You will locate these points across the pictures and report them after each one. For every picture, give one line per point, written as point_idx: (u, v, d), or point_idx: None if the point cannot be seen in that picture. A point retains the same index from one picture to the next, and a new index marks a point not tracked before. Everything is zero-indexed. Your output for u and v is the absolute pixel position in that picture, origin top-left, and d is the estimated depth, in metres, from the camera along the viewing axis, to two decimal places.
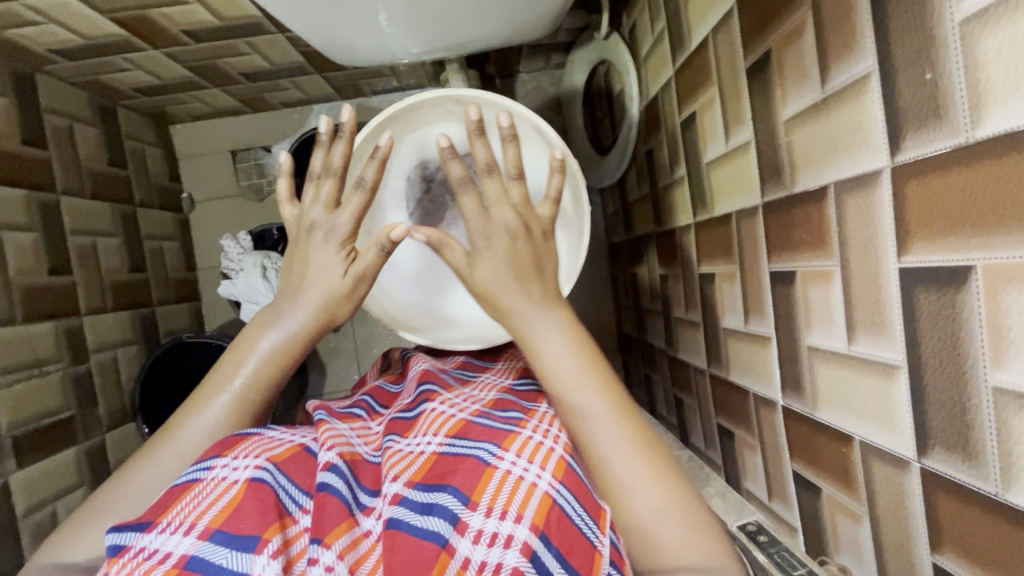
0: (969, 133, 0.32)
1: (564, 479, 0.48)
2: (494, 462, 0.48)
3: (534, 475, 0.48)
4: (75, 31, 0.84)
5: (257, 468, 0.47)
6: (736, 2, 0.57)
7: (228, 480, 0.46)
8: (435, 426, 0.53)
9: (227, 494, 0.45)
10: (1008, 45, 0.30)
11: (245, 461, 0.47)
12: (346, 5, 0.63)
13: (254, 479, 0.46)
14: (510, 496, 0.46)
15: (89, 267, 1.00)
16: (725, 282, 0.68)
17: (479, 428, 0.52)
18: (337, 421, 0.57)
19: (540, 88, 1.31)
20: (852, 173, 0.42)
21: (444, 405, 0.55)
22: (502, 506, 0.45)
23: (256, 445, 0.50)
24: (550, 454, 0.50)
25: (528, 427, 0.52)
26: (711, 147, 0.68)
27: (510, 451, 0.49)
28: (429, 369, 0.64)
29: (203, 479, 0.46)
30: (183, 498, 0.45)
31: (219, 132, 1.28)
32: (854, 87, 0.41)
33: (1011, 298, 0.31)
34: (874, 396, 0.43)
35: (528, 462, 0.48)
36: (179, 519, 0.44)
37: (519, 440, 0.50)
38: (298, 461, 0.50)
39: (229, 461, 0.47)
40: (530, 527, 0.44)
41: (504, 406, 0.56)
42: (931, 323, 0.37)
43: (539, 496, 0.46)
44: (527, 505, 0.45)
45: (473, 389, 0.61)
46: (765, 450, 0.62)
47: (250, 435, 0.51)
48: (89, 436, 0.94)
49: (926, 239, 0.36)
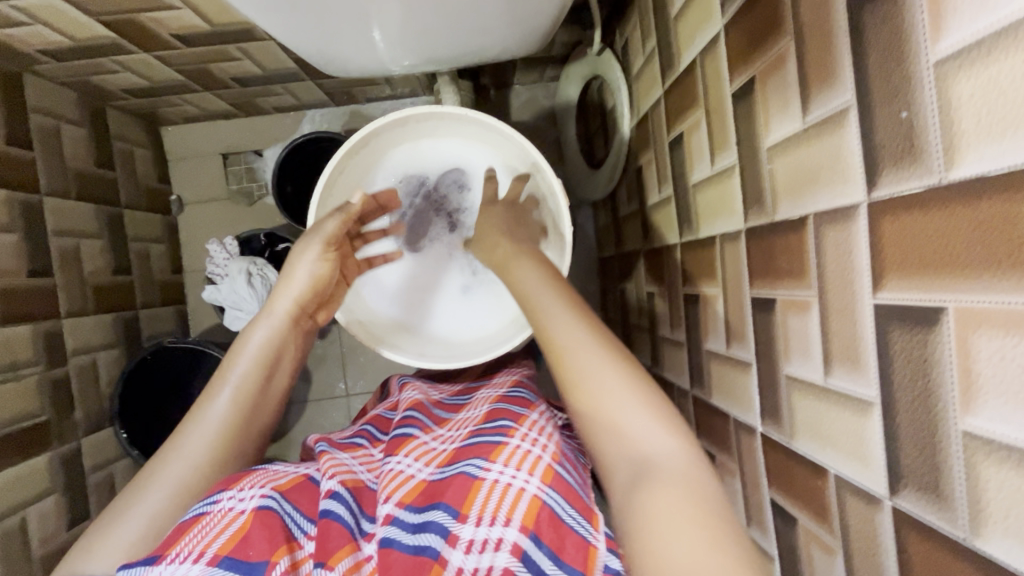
0: (943, 175, 0.32)
1: (553, 483, 0.48)
2: (482, 474, 0.48)
3: (522, 480, 0.47)
4: (65, 33, 0.83)
5: (262, 497, 0.47)
6: (723, 28, 0.57)
7: (234, 509, 0.46)
8: (425, 458, 0.54)
9: (235, 522, 0.45)
10: (981, 90, 0.29)
11: (250, 491, 0.47)
12: (335, 20, 0.63)
13: (261, 507, 0.46)
14: (499, 502, 0.46)
15: (70, 269, 0.98)
16: (709, 304, 0.68)
17: (468, 449, 0.52)
18: (339, 451, 0.57)
19: (534, 100, 1.30)
20: (832, 206, 0.42)
21: (434, 441, 0.57)
22: (491, 513, 0.46)
23: (260, 477, 0.50)
24: (538, 462, 0.49)
25: (516, 435, 0.51)
26: (697, 170, 0.68)
27: (497, 461, 0.49)
28: (420, 399, 0.65)
29: (209, 511, 0.46)
30: (189, 531, 0.44)
31: (210, 134, 1.28)
32: (833, 121, 0.41)
33: (981, 344, 0.31)
34: (849, 431, 0.43)
35: (516, 469, 0.48)
36: (187, 548, 0.43)
37: (507, 451, 0.50)
38: (301, 489, 0.51)
39: (235, 492, 0.47)
40: (519, 528, 0.44)
41: (495, 417, 0.55)
42: (905, 362, 0.36)
43: (528, 498, 0.46)
44: (516, 508, 0.46)
45: (467, 412, 0.62)
46: (743, 474, 0.62)
47: (254, 470, 0.51)
48: (64, 441, 0.93)
49: (898, 279, 0.36)
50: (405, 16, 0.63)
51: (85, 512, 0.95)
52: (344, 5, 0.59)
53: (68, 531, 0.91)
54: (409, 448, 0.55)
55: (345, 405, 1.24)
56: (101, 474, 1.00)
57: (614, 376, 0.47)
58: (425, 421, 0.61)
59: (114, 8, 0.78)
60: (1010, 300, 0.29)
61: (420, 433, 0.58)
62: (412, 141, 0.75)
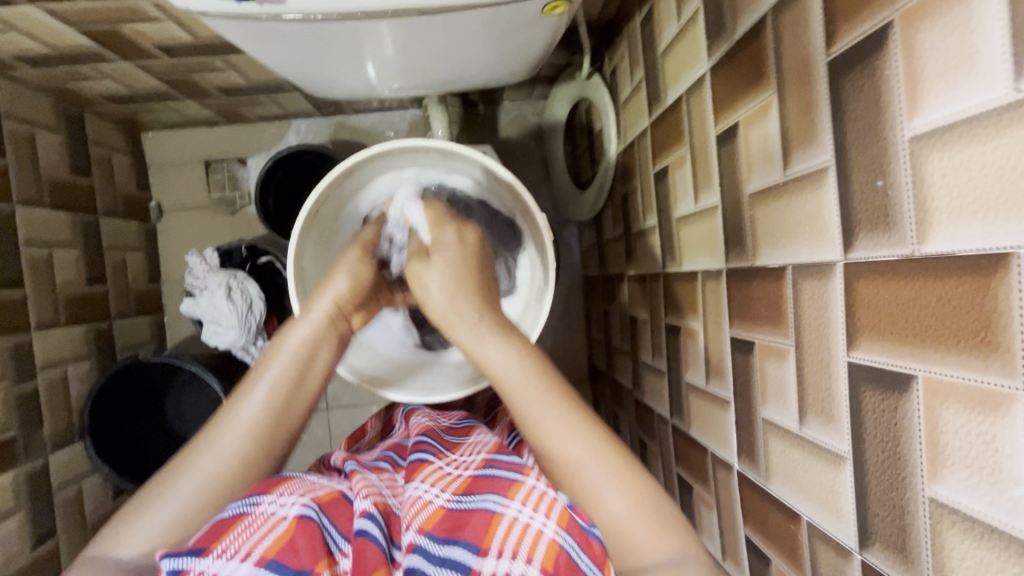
0: (915, 247, 0.33)
1: (568, 526, 0.49)
2: (501, 510, 0.51)
3: (539, 522, 0.49)
4: (42, 41, 0.81)
5: (303, 506, 0.50)
6: (708, 71, 0.58)
7: (277, 515, 0.49)
8: (442, 483, 0.55)
9: (277, 527, 0.48)
10: (952, 171, 0.30)
11: (292, 499, 0.51)
12: (322, 48, 0.62)
13: (302, 516, 0.49)
14: (518, 539, 0.48)
15: (42, 280, 0.96)
16: (690, 337, 0.68)
17: (484, 481, 0.55)
18: (368, 472, 0.59)
19: (522, 117, 1.30)
20: (809, 260, 0.43)
21: (450, 466, 0.58)
22: (512, 548, 0.48)
23: (298, 486, 0.54)
24: (553, 503, 0.51)
25: (532, 474, 0.54)
26: (681, 205, 0.69)
27: (515, 499, 0.51)
28: (431, 426, 0.66)
29: (252, 512, 0.50)
30: (236, 528, 0.48)
31: (192, 141, 1.26)
32: (813, 179, 0.41)
33: (948, 415, 0.31)
34: (822, 481, 0.43)
35: (533, 510, 0.50)
36: (234, 547, 0.47)
37: (524, 489, 0.52)
38: (336, 506, 0.53)
39: (275, 498, 0.51)
40: (539, 569, 0.46)
41: (507, 452, 0.58)
42: (876, 422, 0.37)
43: (546, 542, 0.48)
44: (535, 549, 0.47)
45: (478, 438, 0.63)
46: (720, 508, 0.62)
47: (291, 477, 0.55)
48: (30, 458, 0.90)
49: (871, 340, 0.37)
50: (395, 46, 0.63)
51: (52, 530, 0.92)
52: (332, 34, 0.59)
53: (32, 551, 0.88)
54: (426, 474, 0.56)
55: (325, 420, 1.23)
56: (70, 491, 0.97)
57: (581, 445, 0.50)
58: (439, 446, 0.62)
59: (95, 19, 0.76)
60: (977, 377, 0.29)
61: (436, 458, 0.59)
62: (393, 171, 0.76)
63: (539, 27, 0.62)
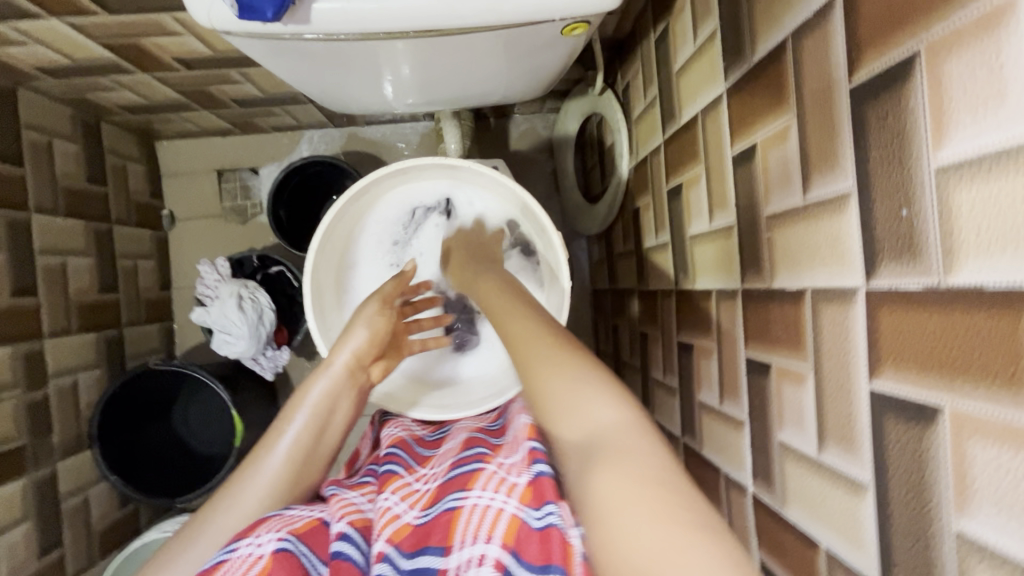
0: (941, 278, 0.32)
1: (530, 499, 0.46)
2: (461, 503, 0.48)
3: (500, 500, 0.46)
4: (63, 53, 0.82)
5: (279, 540, 0.46)
6: (725, 93, 0.58)
7: (253, 555, 0.45)
8: (411, 499, 0.53)
9: (253, 569, 0.44)
10: (981, 204, 0.30)
11: (267, 535, 0.47)
12: (341, 67, 0.63)
13: (278, 551, 0.45)
14: (480, 524, 0.46)
15: (55, 288, 0.96)
16: (703, 356, 0.68)
17: (449, 483, 0.52)
18: (348, 491, 0.57)
19: (533, 130, 1.31)
20: (830, 285, 0.43)
21: (418, 480, 0.57)
22: (474, 536, 0.45)
23: (276, 522, 0.49)
24: (512, 482, 0.48)
25: (492, 461, 0.52)
26: (695, 223, 0.69)
27: (474, 488, 0.49)
28: (403, 437, 0.67)
29: (228, 559, 0.45)
30: None
31: (206, 151, 1.27)
32: (834, 205, 0.41)
33: (976, 449, 0.31)
34: (842, 509, 0.43)
35: (493, 492, 0.47)
36: None
37: (483, 477, 0.50)
38: (315, 532, 0.50)
39: (252, 539, 0.47)
40: (501, 545, 0.44)
41: (471, 446, 0.57)
42: (900, 453, 0.37)
43: (506, 517, 0.45)
44: (496, 526, 0.45)
45: (448, 443, 0.63)
46: (733, 531, 0.62)
47: (269, 516, 0.50)
48: (38, 466, 0.90)
49: (894, 369, 0.37)
50: (413, 65, 0.63)
51: (58, 539, 0.92)
52: (353, 53, 0.59)
53: (38, 560, 0.87)
54: (396, 487, 0.55)
55: None
56: (77, 499, 0.97)
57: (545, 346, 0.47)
58: (409, 459, 0.62)
59: (116, 33, 0.78)
60: (1005, 412, 0.29)
61: (404, 471, 0.59)
62: (405, 187, 0.77)
63: (557, 47, 0.63)
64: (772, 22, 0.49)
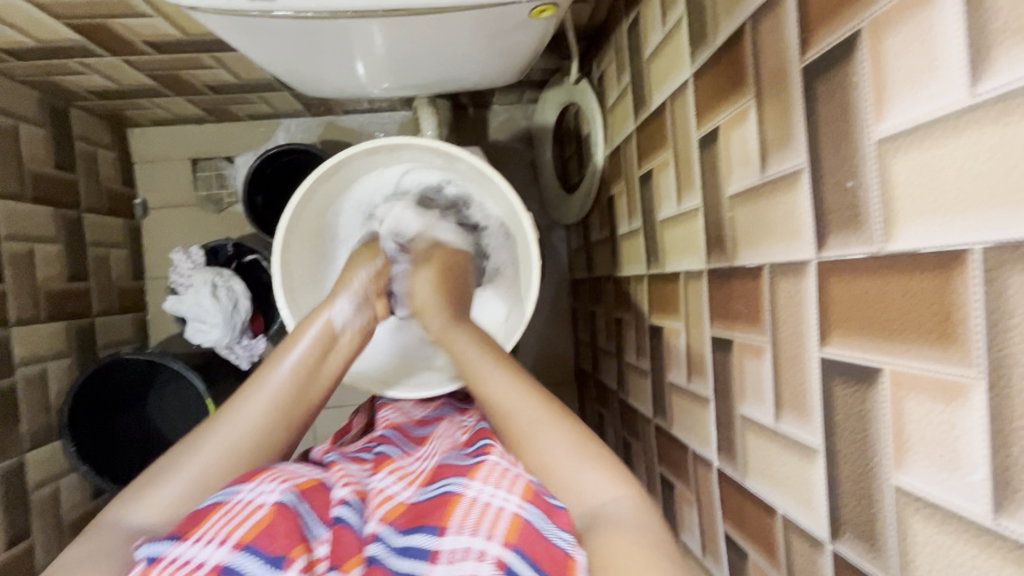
0: (881, 245, 0.34)
1: (532, 499, 0.47)
2: (461, 490, 0.49)
3: (502, 499, 0.47)
4: (29, 34, 0.81)
5: (282, 492, 0.48)
6: (691, 77, 0.59)
7: (256, 501, 0.47)
8: (405, 478, 0.56)
9: (256, 514, 0.46)
10: (916, 172, 0.32)
11: (271, 486, 0.49)
12: (313, 47, 0.63)
13: (281, 502, 0.47)
14: (478, 517, 0.46)
15: (22, 275, 0.94)
16: (672, 337, 0.70)
17: (446, 468, 0.54)
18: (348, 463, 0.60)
19: (511, 120, 1.32)
20: (785, 259, 0.44)
21: (412, 462, 0.60)
22: (472, 524, 0.45)
23: (278, 474, 0.51)
24: (517, 479, 0.49)
25: (494, 453, 0.53)
26: (664, 207, 0.70)
27: (476, 479, 0.50)
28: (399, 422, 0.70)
29: (230, 499, 0.47)
30: (213, 515, 0.46)
31: (179, 139, 1.25)
32: (788, 181, 0.43)
33: (911, 405, 0.33)
34: (796, 474, 0.44)
35: (494, 487, 0.48)
36: (211, 532, 0.45)
37: (484, 468, 0.51)
38: (315, 493, 0.52)
39: (254, 486, 0.49)
40: (501, 543, 0.43)
41: (475, 439, 0.58)
42: (846, 415, 0.38)
43: (508, 516, 0.45)
44: (497, 524, 0.45)
45: (445, 430, 0.66)
46: (700, 505, 0.63)
47: (272, 466, 0.53)
48: (5, 456, 0.88)
49: (842, 335, 0.38)
50: (386, 46, 0.64)
51: (27, 530, 0.90)
52: (324, 33, 0.60)
53: (5, 551, 0.86)
54: (389, 468, 0.58)
55: None
56: (47, 490, 0.96)
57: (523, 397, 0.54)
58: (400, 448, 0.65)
59: (84, 13, 0.76)
60: (937, 368, 0.31)
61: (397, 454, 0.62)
62: (376, 171, 0.78)
63: (528, 30, 0.63)
64: (732, 6, 0.50)
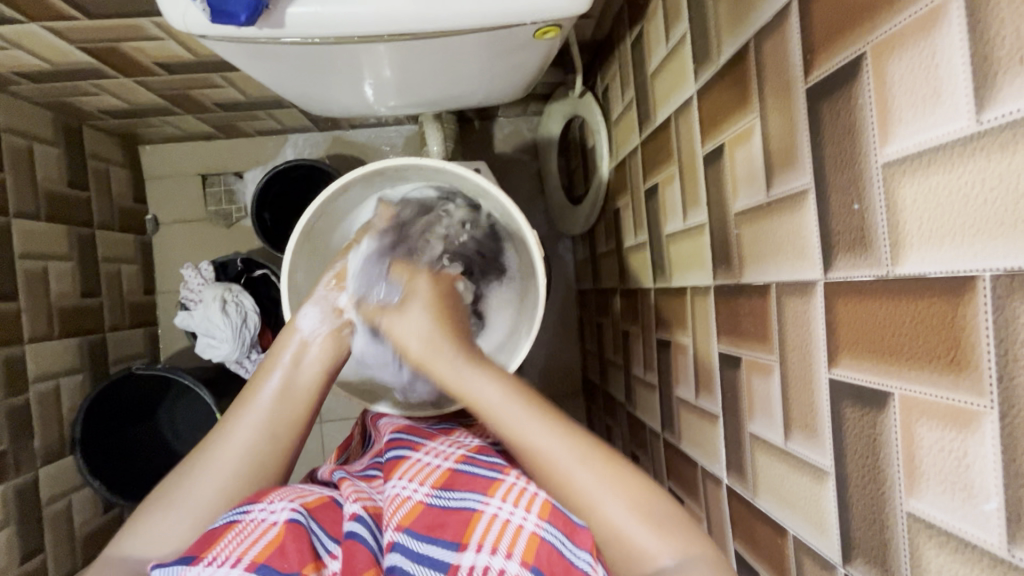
0: (889, 269, 0.34)
1: (551, 517, 0.48)
2: (482, 507, 0.49)
3: (521, 517, 0.48)
4: (43, 58, 0.82)
5: (292, 511, 0.47)
6: (695, 93, 0.59)
7: (267, 521, 0.46)
8: (421, 476, 0.53)
9: (268, 533, 0.45)
10: (922, 198, 0.31)
11: (280, 504, 0.48)
12: (320, 70, 0.64)
13: (292, 521, 0.46)
14: (499, 534, 0.47)
15: (36, 293, 0.96)
16: (680, 352, 0.69)
17: (464, 479, 0.53)
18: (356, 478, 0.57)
19: (517, 132, 1.32)
20: (793, 279, 0.44)
21: (429, 457, 0.57)
22: (492, 543, 0.46)
23: (285, 493, 0.50)
24: (535, 497, 0.49)
25: (512, 473, 0.53)
26: (671, 222, 0.70)
27: (496, 496, 0.50)
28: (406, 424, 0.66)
29: (242, 520, 0.46)
30: (226, 535, 0.45)
31: (189, 155, 1.27)
32: (795, 200, 0.43)
33: (923, 431, 0.32)
34: (807, 495, 0.44)
35: (514, 505, 0.49)
36: (224, 554, 0.43)
37: (504, 486, 0.51)
38: (324, 510, 0.51)
39: (265, 505, 0.48)
40: (519, 563, 0.45)
41: (488, 451, 0.58)
42: (857, 439, 0.38)
43: (526, 535, 0.46)
44: (516, 543, 0.46)
45: (459, 436, 0.63)
46: (710, 523, 0.63)
47: (279, 487, 0.52)
48: (20, 472, 0.89)
49: (851, 358, 0.38)
50: (392, 68, 0.64)
51: (40, 545, 0.91)
52: (331, 57, 0.60)
53: (19, 567, 0.87)
54: (406, 470, 0.54)
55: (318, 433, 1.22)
56: (60, 505, 0.97)
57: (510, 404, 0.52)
58: (416, 439, 0.61)
59: (97, 37, 0.78)
60: (948, 395, 0.30)
61: (414, 451, 0.58)
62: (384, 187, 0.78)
63: (532, 50, 0.64)
64: (735, 25, 0.50)
